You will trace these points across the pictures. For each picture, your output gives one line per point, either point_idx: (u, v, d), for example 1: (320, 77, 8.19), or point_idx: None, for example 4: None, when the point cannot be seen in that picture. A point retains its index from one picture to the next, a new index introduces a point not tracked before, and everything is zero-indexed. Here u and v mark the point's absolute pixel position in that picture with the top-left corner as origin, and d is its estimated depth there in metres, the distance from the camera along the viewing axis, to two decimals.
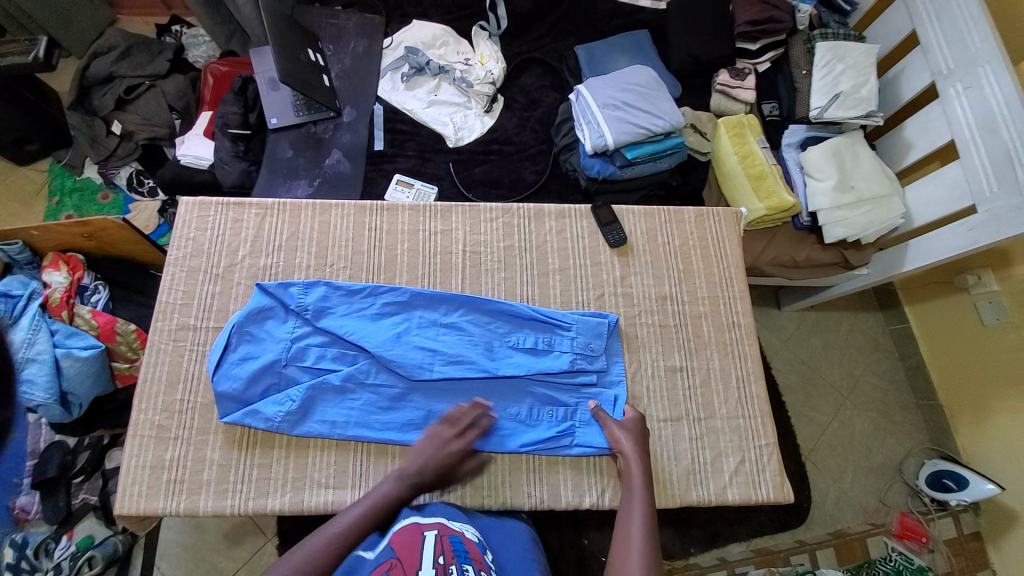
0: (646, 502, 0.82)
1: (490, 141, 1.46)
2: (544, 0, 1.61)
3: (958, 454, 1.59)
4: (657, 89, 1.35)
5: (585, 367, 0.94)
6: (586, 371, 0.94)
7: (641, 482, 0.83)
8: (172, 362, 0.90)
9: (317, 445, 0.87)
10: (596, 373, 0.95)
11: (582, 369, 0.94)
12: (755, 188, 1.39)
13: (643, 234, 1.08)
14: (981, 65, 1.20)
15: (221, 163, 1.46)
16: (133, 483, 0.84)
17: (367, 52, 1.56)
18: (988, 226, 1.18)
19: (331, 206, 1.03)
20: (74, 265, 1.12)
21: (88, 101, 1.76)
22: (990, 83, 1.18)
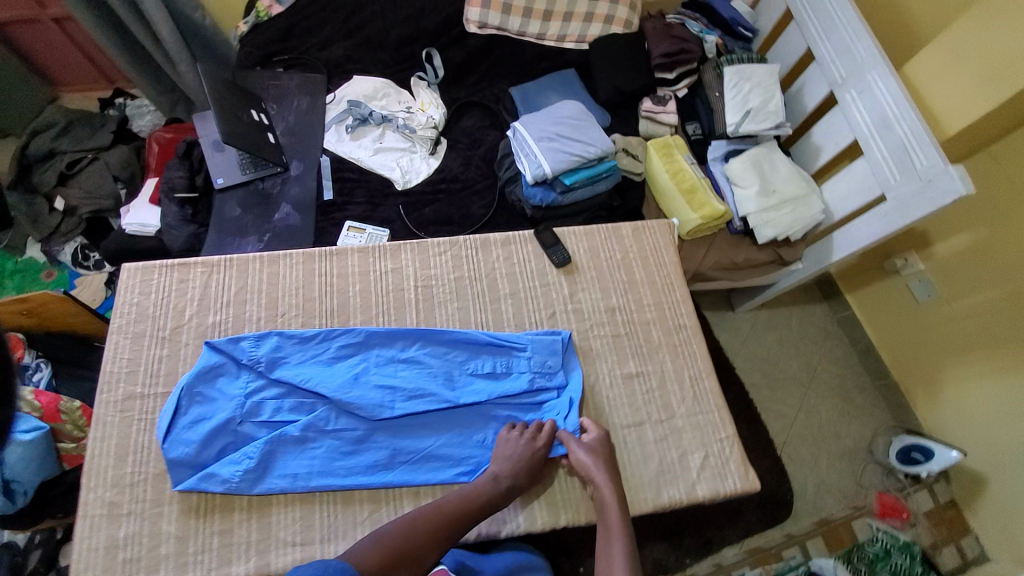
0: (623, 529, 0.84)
1: (437, 181, 1.52)
2: (476, 50, 1.73)
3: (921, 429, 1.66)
4: (586, 119, 1.46)
5: (545, 384, 0.97)
6: (546, 387, 0.97)
7: (617, 511, 0.85)
8: (119, 434, 0.87)
9: (279, 501, 0.85)
10: (555, 390, 0.99)
11: (544, 386, 0.98)
12: (688, 200, 1.50)
13: (586, 252, 1.14)
14: (870, 72, 1.34)
15: (168, 228, 1.46)
16: (86, 569, 0.79)
17: (311, 108, 1.62)
18: (897, 211, 1.30)
19: (278, 256, 1.04)
20: (15, 344, 1.10)
21: (29, 178, 1.73)
22: (879, 87, 1.33)
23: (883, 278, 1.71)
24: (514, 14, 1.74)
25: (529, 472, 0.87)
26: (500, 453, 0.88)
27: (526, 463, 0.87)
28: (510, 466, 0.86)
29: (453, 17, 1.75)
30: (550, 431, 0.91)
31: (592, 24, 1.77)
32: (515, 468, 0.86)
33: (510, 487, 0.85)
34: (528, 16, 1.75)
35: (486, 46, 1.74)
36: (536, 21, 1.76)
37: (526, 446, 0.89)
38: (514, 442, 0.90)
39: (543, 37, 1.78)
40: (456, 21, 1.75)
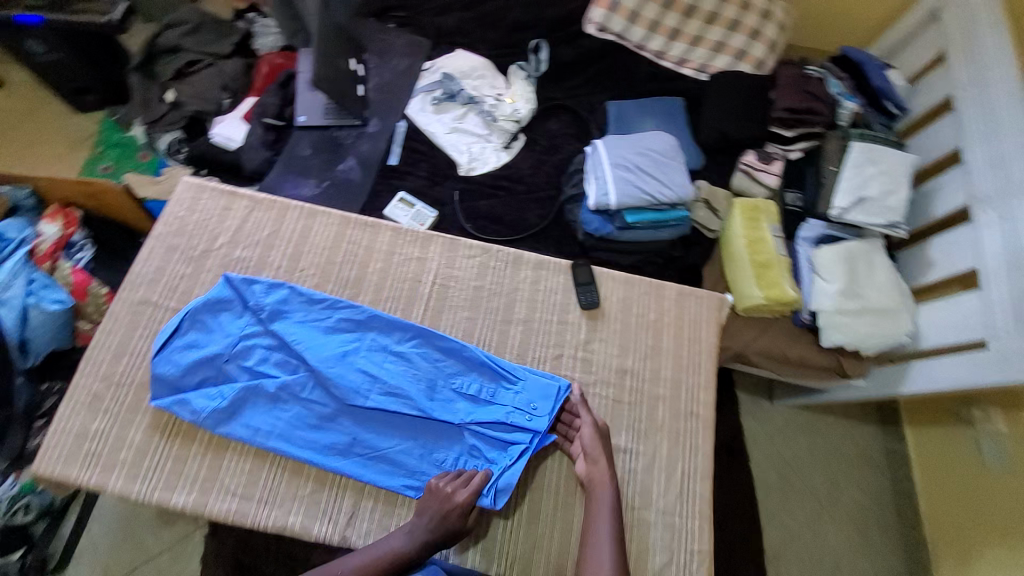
0: (616, 535, 0.83)
1: (500, 176, 1.48)
2: (586, 53, 1.64)
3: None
4: (673, 159, 1.34)
5: (522, 427, 0.92)
6: (518, 428, 0.92)
7: (610, 513, 0.85)
8: (126, 333, 0.94)
9: (236, 448, 0.89)
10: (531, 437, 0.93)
11: (518, 428, 0.92)
12: (757, 275, 1.35)
13: (618, 301, 1.06)
14: (1016, 197, 1.14)
15: (249, 148, 1.53)
16: (54, 448, 0.86)
17: (408, 70, 1.62)
18: (995, 365, 1.11)
19: (317, 212, 1.07)
20: (69, 221, 1.19)
21: (152, 65, 1.89)
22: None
23: (951, 423, 1.45)
24: (640, 25, 1.63)
25: (454, 524, 0.82)
26: (422, 504, 0.83)
27: (439, 527, 0.81)
28: (423, 523, 0.81)
29: (576, 13, 1.67)
30: (473, 493, 0.84)
31: (719, 55, 1.64)
32: (432, 525, 0.81)
33: (426, 545, 0.81)
34: (653, 31, 1.64)
35: (598, 52, 1.64)
36: (659, 38, 1.65)
37: (447, 498, 0.83)
38: (434, 495, 0.84)
39: (661, 57, 1.66)
40: (576, 19, 1.67)
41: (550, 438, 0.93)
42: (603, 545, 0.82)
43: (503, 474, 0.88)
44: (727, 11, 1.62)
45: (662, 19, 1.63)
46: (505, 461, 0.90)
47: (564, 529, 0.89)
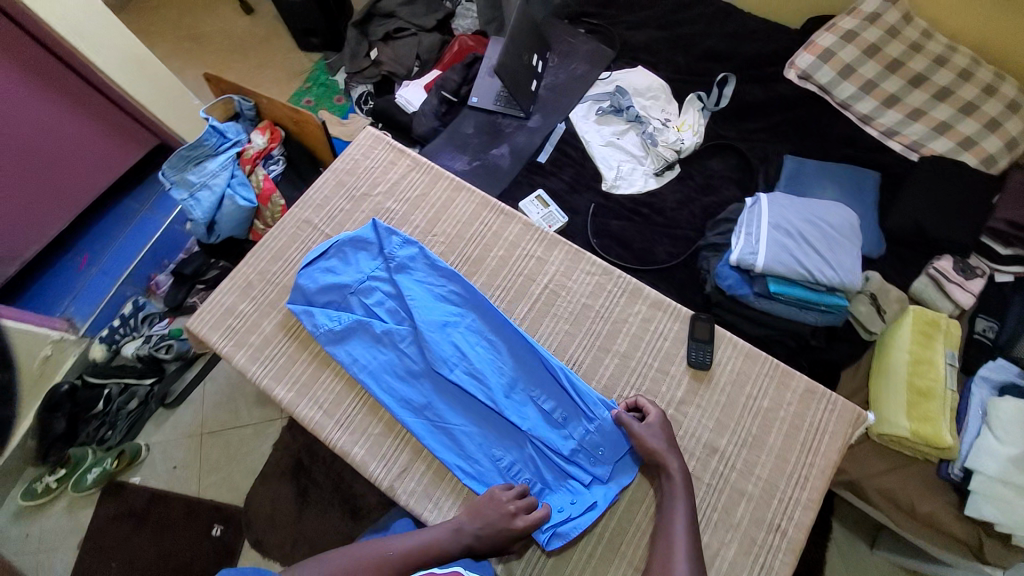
0: None
1: (642, 203, 1.42)
2: (778, 100, 1.49)
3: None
4: (849, 239, 1.16)
5: (581, 462, 0.89)
6: (582, 466, 0.89)
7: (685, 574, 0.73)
8: (286, 242, 1.08)
9: (335, 369, 0.98)
10: (590, 475, 0.89)
11: (580, 460, 0.89)
12: (910, 402, 1.13)
13: (731, 371, 0.95)
14: None
15: (422, 114, 1.68)
16: (207, 312, 1.03)
17: (583, 76, 1.62)
18: None
19: (463, 188, 1.12)
20: (274, 137, 1.33)
21: (367, 25, 2.15)
22: None
23: None
24: (851, 81, 1.44)
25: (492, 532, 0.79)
26: (478, 507, 0.81)
27: (489, 536, 0.79)
28: (472, 525, 0.80)
29: (779, 55, 1.53)
30: (526, 504, 0.82)
31: (940, 137, 1.36)
32: (482, 531, 0.79)
33: (468, 550, 0.80)
34: (866, 91, 1.43)
35: (791, 102, 1.49)
36: (870, 101, 1.43)
37: (501, 507, 0.81)
38: (493, 503, 0.82)
39: (866, 123, 1.44)
40: (777, 61, 1.53)
41: (615, 496, 0.87)
42: (678, 569, 0.73)
43: (555, 510, 0.86)
44: (969, 90, 1.36)
45: (882, 80, 1.42)
46: (564, 496, 0.88)
47: None
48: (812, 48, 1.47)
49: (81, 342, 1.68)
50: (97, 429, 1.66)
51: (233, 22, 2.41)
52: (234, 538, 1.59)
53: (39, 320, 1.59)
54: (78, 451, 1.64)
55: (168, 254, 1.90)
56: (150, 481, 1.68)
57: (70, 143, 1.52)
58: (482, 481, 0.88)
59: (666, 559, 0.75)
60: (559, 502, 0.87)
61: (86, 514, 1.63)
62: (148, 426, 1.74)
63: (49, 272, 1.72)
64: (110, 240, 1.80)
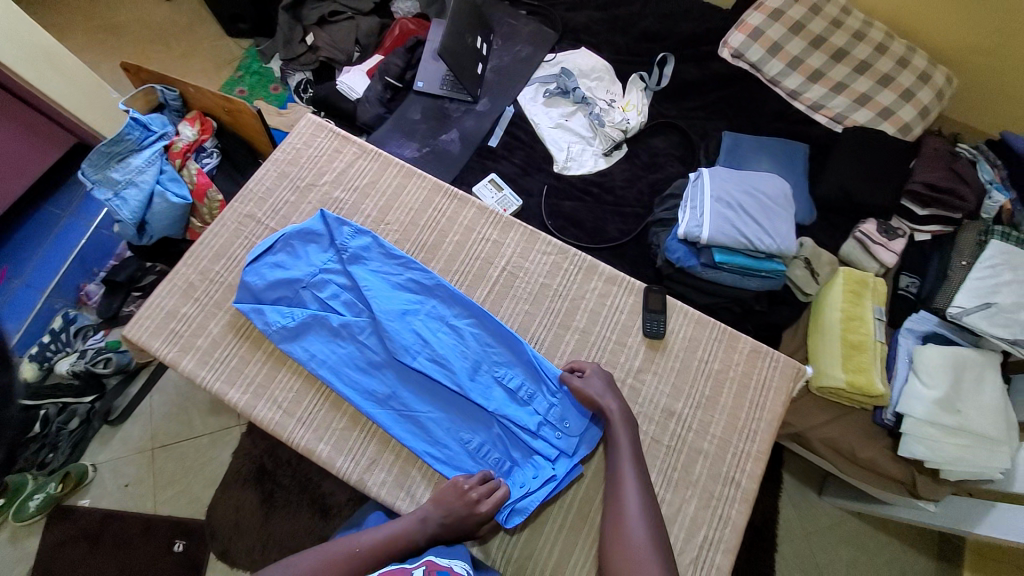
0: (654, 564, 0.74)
1: (593, 182, 1.45)
2: (715, 78, 1.55)
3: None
4: (783, 208, 1.24)
5: (547, 436, 0.91)
6: (547, 441, 0.91)
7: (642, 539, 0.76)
8: (227, 239, 1.03)
9: (292, 367, 0.95)
10: (555, 450, 0.91)
11: (545, 435, 0.91)
12: (844, 355, 1.24)
13: (683, 338, 1.00)
14: None
15: (365, 101, 1.63)
16: (146, 318, 0.97)
17: (528, 58, 1.62)
18: None
19: (414, 173, 1.10)
20: (205, 128, 1.24)
21: (299, 8, 2.03)
22: None
23: None
24: (779, 58, 1.51)
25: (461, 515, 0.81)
26: (440, 494, 0.82)
27: (453, 524, 0.81)
28: (438, 513, 0.81)
29: (713, 35, 1.59)
30: (485, 487, 0.84)
31: (861, 109, 1.47)
32: (446, 520, 0.80)
33: (434, 539, 0.80)
34: (793, 67, 1.51)
35: (727, 79, 1.55)
36: (797, 76, 1.51)
37: (461, 495, 0.82)
38: (455, 491, 0.82)
39: (795, 97, 1.53)
40: (712, 40, 1.59)
41: (578, 469, 0.90)
42: (632, 519, 0.77)
43: (520, 486, 0.88)
44: (882, 64, 1.47)
45: (806, 57, 1.51)
46: (530, 473, 0.90)
47: (567, 546, 0.87)
48: (743, 28, 1.52)
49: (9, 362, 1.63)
50: (37, 453, 1.56)
51: (152, 9, 2.25)
52: (198, 550, 1.53)
53: None
54: (18, 476, 1.53)
55: (99, 261, 1.79)
56: (101, 503, 1.58)
57: None
58: (452, 465, 0.89)
59: (620, 511, 0.79)
60: (524, 478, 0.89)
61: (33, 542, 1.54)
62: (93, 446, 1.64)
63: None
64: (32, 250, 1.76)
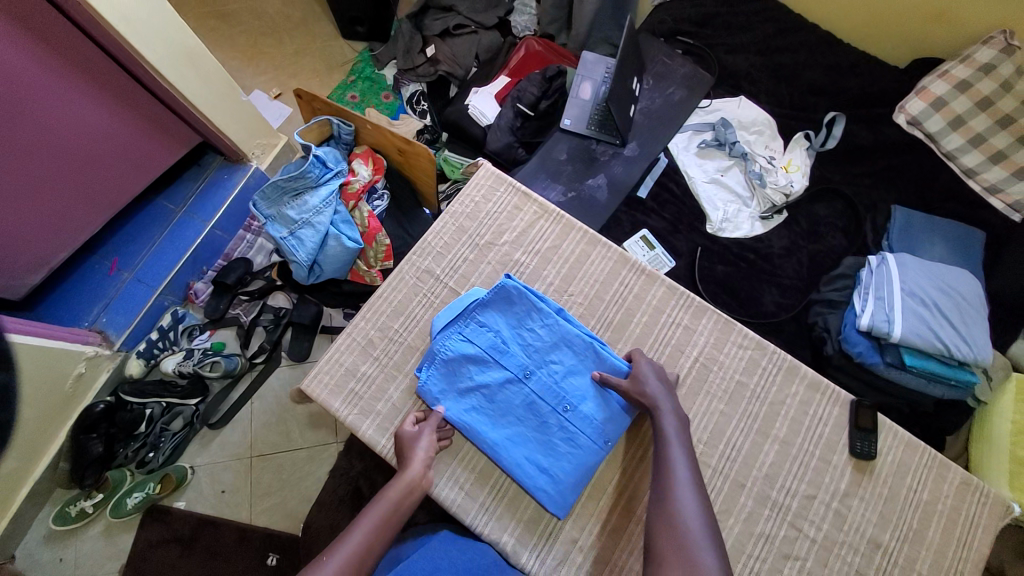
0: (692, 494, 0.73)
1: (750, 247, 1.36)
2: (887, 143, 1.43)
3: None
4: (978, 311, 1.14)
5: (482, 348, 0.92)
6: (527, 345, 0.93)
7: (683, 492, 0.73)
8: (406, 295, 0.99)
9: (472, 445, 0.90)
10: (489, 355, 0.92)
11: (530, 334, 0.93)
12: (1012, 474, 1.13)
13: (893, 463, 0.91)
14: None
15: (497, 128, 1.63)
16: (325, 374, 0.94)
17: (681, 103, 1.52)
18: None
19: (598, 241, 1.04)
20: (378, 168, 1.16)
21: (421, 18, 2.12)
22: None
23: None
24: (960, 133, 1.38)
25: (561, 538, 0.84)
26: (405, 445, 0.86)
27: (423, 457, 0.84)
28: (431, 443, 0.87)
29: (890, 95, 1.46)
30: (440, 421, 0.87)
31: None
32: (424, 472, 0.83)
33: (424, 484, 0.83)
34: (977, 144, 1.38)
35: (899, 147, 1.43)
36: (977, 154, 1.38)
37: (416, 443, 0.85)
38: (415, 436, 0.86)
39: (970, 176, 1.40)
40: (887, 100, 1.46)
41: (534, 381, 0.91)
42: (677, 473, 0.75)
43: (451, 374, 0.91)
44: None
45: (992, 135, 1.35)
46: (486, 372, 0.91)
47: None
48: (924, 94, 1.39)
49: (117, 356, 1.63)
50: (137, 450, 1.62)
51: (278, 15, 2.32)
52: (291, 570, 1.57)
53: (72, 335, 1.51)
54: (116, 472, 1.61)
55: (208, 259, 1.80)
56: (196, 506, 1.65)
57: (110, 144, 1.39)
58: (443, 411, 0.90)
59: (668, 473, 0.76)
60: (570, 429, 0.88)
61: (127, 539, 1.60)
62: (191, 448, 1.71)
63: (80, 273, 1.61)
64: (143, 244, 1.67)
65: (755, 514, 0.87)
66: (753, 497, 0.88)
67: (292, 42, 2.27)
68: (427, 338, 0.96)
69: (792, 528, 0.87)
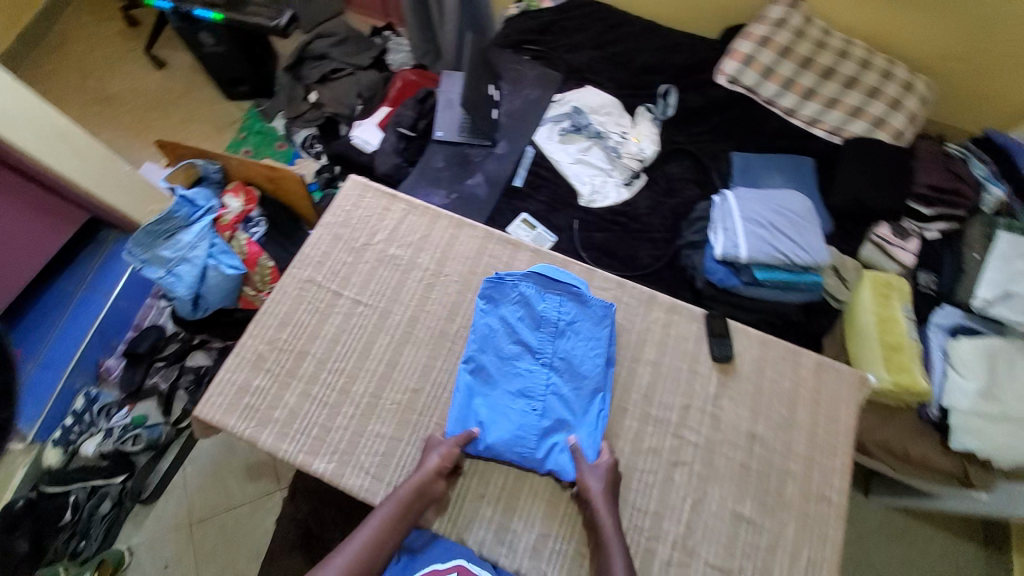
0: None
1: (620, 212, 1.50)
2: (716, 103, 1.64)
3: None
4: (811, 221, 1.30)
5: (560, 311, 0.97)
6: (580, 349, 0.95)
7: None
8: (290, 305, 1.02)
9: (373, 431, 0.92)
10: (560, 322, 0.96)
11: (548, 302, 0.97)
12: (886, 358, 1.25)
13: (751, 359, 1.02)
14: None
15: (383, 152, 1.68)
16: (218, 396, 0.94)
17: (538, 100, 1.69)
18: None
19: (465, 224, 1.12)
20: (250, 200, 1.25)
21: (299, 69, 2.21)
22: None
23: None
24: (772, 81, 1.61)
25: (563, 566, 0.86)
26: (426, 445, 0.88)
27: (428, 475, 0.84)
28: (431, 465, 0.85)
29: (708, 64, 1.68)
30: (461, 438, 0.88)
31: (854, 121, 1.56)
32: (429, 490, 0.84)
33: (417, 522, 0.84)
34: (786, 89, 1.61)
35: (726, 103, 1.64)
36: (791, 96, 1.61)
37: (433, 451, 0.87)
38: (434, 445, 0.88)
39: (792, 115, 1.62)
40: (707, 68, 1.69)
41: (572, 375, 0.93)
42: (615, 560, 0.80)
43: (511, 319, 0.96)
44: (867, 79, 1.58)
45: (798, 77, 1.60)
46: (541, 338, 0.95)
47: None
48: (735, 56, 1.61)
49: (31, 450, 1.48)
50: (67, 542, 1.43)
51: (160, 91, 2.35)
52: None
53: None
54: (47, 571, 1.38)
55: (117, 334, 1.69)
56: None
57: None
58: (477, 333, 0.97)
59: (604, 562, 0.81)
60: (539, 406, 0.91)
61: None
62: (126, 528, 1.55)
63: None
64: (46, 328, 1.59)
65: (641, 432, 0.95)
66: (636, 417, 0.96)
67: (178, 113, 2.30)
68: (315, 342, 0.99)
69: (675, 437, 0.95)
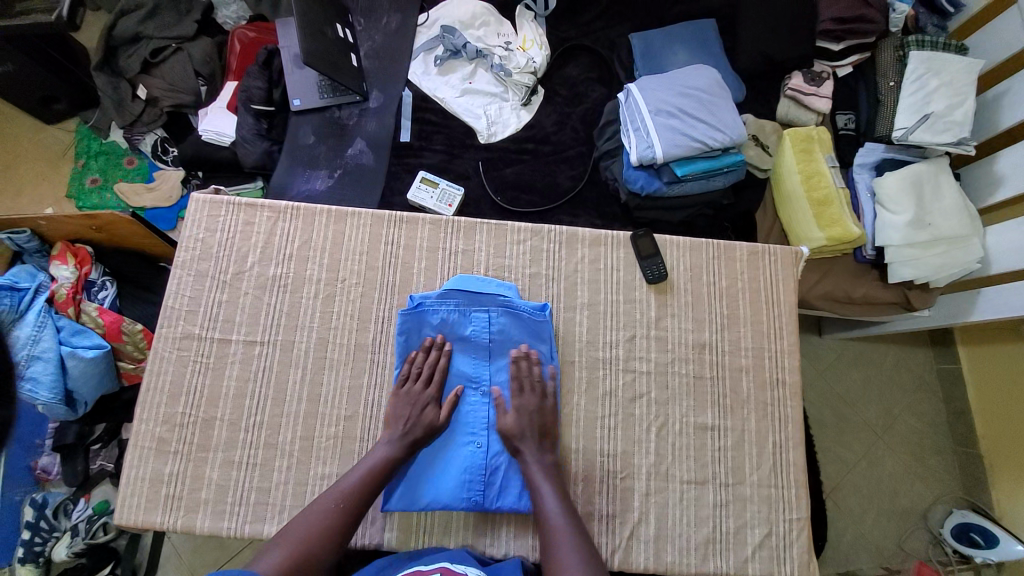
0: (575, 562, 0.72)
1: (525, 139, 1.34)
2: None
3: (994, 509, 1.44)
4: (719, 95, 1.18)
5: (482, 330, 0.90)
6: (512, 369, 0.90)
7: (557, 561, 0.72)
8: (176, 370, 0.88)
9: (316, 474, 0.85)
10: (489, 341, 0.90)
11: (475, 323, 0.90)
12: (815, 215, 1.21)
13: (685, 270, 0.97)
14: None
15: (242, 141, 1.38)
16: (131, 495, 0.84)
17: (401, 28, 1.42)
18: None
19: (346, 213, 0.97)
20: (81, 259, 1.15)
21: (114, 61, 1.65)
22: None
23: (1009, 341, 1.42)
24: None
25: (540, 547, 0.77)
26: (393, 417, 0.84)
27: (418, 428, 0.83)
28: (397, 432, 0.82)
29: None
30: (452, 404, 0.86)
31: None
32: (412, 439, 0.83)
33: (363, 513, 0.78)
34: None
35: None
36: None
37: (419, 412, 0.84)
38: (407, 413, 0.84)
39: None
40: None
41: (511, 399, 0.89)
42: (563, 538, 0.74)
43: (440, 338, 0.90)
44: None
45: None
46: (474, 366, 0.90)
47: (660, 511, 0.87)
48: None
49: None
50: None
51: None
52: None
53: None
54: None
55: (36, 430, 1.26)
56: None
57: None
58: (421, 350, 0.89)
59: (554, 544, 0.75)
60: (483, 441, 0.86)
61: None
62: None
63: None
64: None
65: (593, 378, 0.91)
66: (585, 366, 0.92)
67: None
68: (219, 402, 0.87)
69: (627, 373, 0.92)
